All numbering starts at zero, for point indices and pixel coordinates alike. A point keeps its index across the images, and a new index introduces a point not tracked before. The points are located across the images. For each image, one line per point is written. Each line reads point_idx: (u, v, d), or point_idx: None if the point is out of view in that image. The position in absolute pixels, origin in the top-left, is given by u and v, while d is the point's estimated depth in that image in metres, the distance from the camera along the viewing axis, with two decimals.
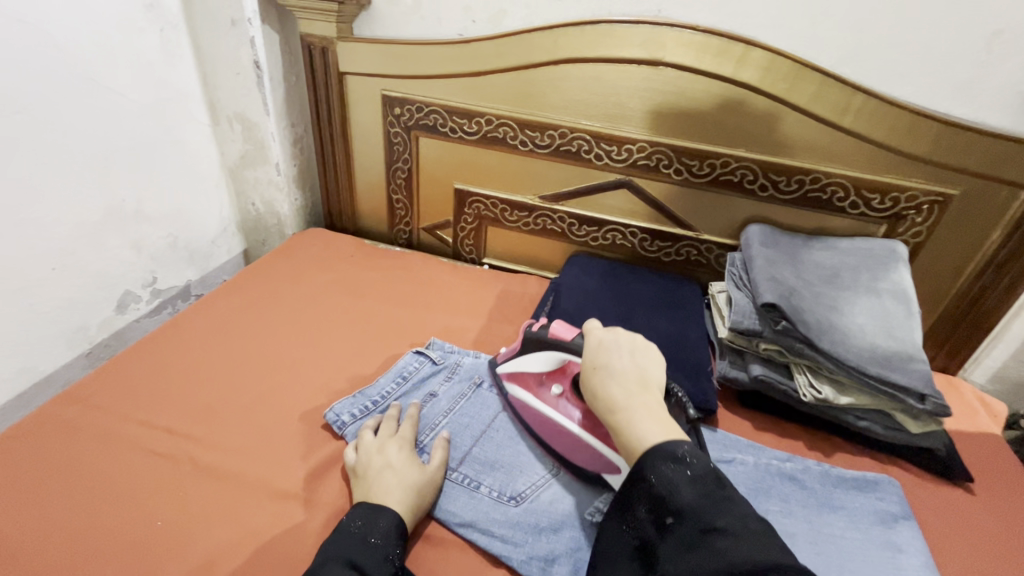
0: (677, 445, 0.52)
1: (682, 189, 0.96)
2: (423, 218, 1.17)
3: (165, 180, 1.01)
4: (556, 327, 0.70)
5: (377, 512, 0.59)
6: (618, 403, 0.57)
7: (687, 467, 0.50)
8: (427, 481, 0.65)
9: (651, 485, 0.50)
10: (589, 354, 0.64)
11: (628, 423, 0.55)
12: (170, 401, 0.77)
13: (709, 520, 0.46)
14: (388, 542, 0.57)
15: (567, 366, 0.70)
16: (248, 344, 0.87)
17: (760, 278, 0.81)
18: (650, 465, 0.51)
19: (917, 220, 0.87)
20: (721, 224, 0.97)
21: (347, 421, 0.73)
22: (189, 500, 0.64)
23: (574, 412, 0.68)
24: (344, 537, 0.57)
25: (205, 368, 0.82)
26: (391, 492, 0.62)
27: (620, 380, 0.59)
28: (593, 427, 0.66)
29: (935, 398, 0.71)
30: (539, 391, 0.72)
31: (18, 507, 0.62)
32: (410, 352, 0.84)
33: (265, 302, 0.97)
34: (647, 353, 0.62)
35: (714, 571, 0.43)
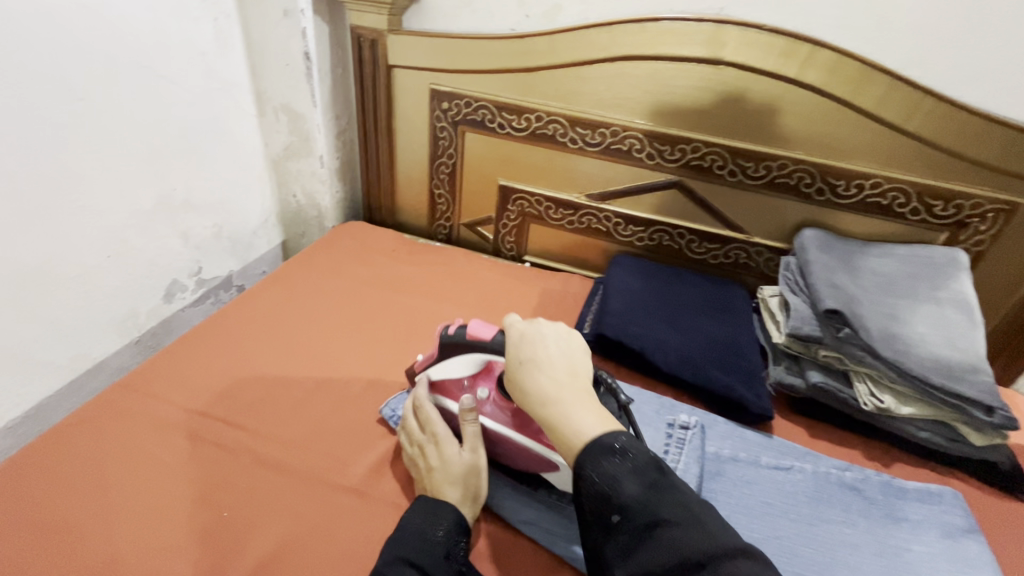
0: (614, 436, 0.50)
1: (734, 191, 0.94)
2: (464, 214, 1.16)
3: (212, 170, 1.01)
4: (474, 327, 0.64)
5: (438, 508, 0.59)
6: (548, 396, 0.53)
7: (631, 460, 0.48)
8: (475, 470, 0.64)
9: (592, 483, 0.48)
10: (513, 348, 0.59)
11: (566, 416, 0.52)
12: (225, 392, 0.77)
13: (657, 513, 0.46)
14: (450, 538, 0.57)
15: (489, 368, 0.66)
16: (297, 337, 0.87)
17: (819, 283, 0.80)
18: (590, 461, 0.48)
19: (981, 228, 0.85)
20: (773, 227, 0.96)
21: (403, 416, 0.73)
22: (249, 491, 0.64)
23: (500, 413, 0.65)
24: (407, 533, 0.57)
25: (257, 359, 0.82)
26: (452, 488, 0.61)
27: (548, 371, 0.55)
28: (523, 428, 0.64)
29: (1003, 411, 0.69)
30: (467, 396, 0.68)
31: (83, 493, 0.63)
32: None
33: (311, 295, 0.97)
34: (574, 341, 0.59)
35: (668, 565, 0.43)
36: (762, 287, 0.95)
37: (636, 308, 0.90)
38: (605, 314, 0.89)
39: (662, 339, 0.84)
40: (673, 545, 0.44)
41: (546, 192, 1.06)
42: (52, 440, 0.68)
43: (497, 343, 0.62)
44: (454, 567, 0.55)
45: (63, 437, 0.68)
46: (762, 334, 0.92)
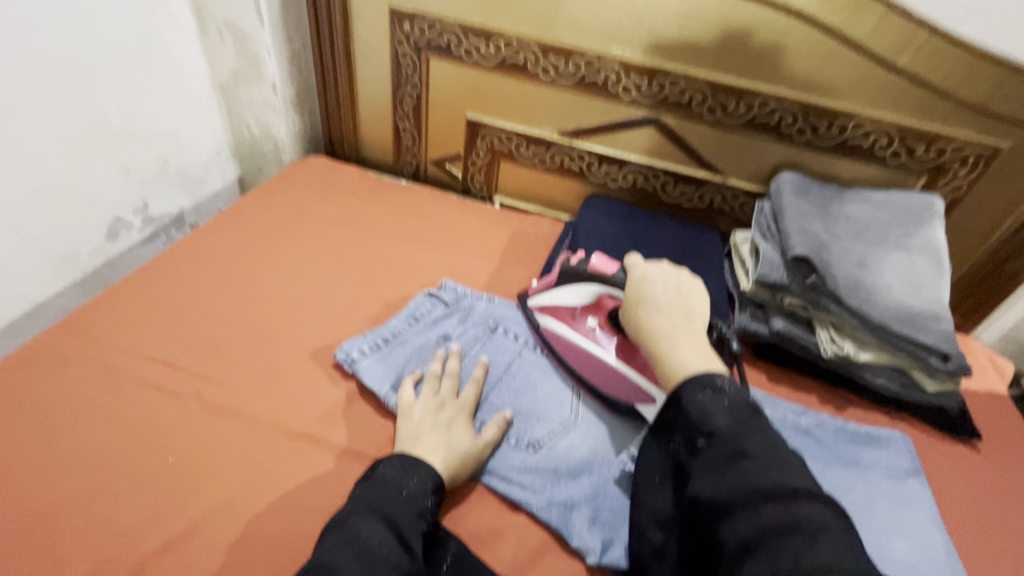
0: (711, 376, 0.51)
1: (713, 130, 0.90)
2: (431, 149, 1.10)
3: (151, 97, 0.92)
4: (592, 261, 0.72)
5: (414, 467, 0.57)
6: (664, 328, 0.58)
7: (725, 395, 0.50)
8: (473, 453, 0.62)
9: (686, 408, 0.50)
10: (633, 286, 0.65)
11: (675, 347, 0.56)
12: (173, 336, 0.74)
13: (740, 445, 0.47)
14: (423, 497, 0.55)
15: (601, 301, 0.71)
16: (249, 279, 0.83)
17: (790, 228, 0.78)
18: (688, 390, 0.51)
19: (959, 173, 0.83)
20: (750, 169, 0.92)
21: (357, 358, 0.70)
22: (198, 438, 0.63)
23: (610, 345, 0.70)
24: (380, 486, 0.55)
25: (206, 302, 0.79)
26: (436, 453, 0.60)
27: (667, 309, 0.60)
28: (630, 359, 0.68)
29: (958, 358, 0.71)
30: (574, 324, 0.72)
31: (21, 439, 0.61)
32: (422, 293, 0.80)
33: (265, 235, 0.92)
34: (695, 294, 0.63)
35: (737, 489, 0.44)
36: (735, 233, 0.92)
37: (607, 255, 0.87)
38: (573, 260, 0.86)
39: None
40: (752, 475, 0.44)
41: (516, 128, 1.00)
42: None
43: (616, 278, 0.68)
44: (422, 525, 0.54)
45: None
46: (731, 277, 0.89)
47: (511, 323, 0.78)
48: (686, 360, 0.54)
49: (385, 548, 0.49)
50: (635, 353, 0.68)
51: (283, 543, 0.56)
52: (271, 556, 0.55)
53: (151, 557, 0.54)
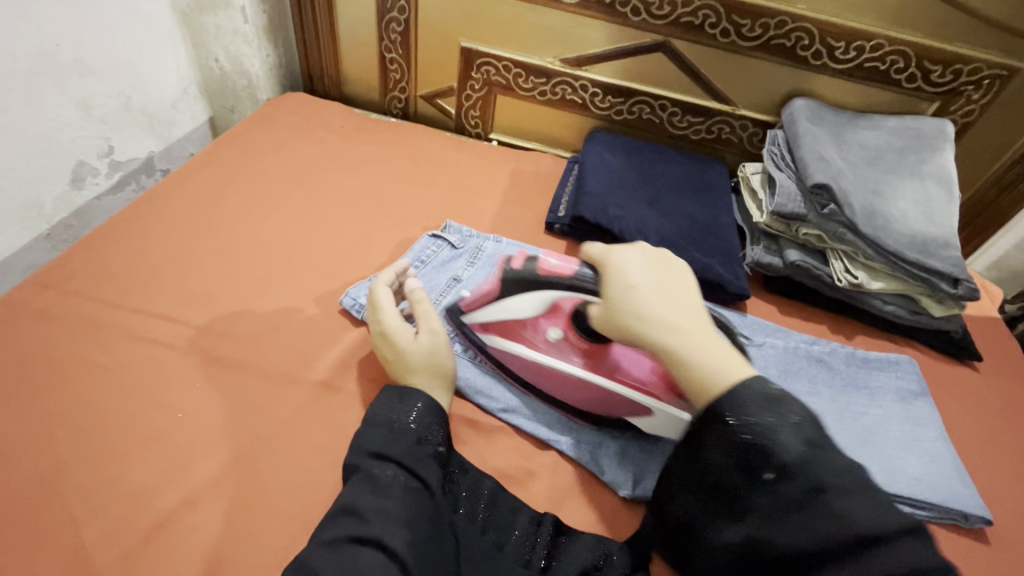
0: (765, 382, 0.45)
1: (725, 54, 0.85)
2: (422, 83, 1.02)
3: (106, 22, 0.82)
4: (545, 261, 0.62)
5: (404, 398, 0.55)
6: (671, 328, 0.50)
7: (791, 414, 0.43)
8: (436, 345, 0.60)
9: (739, 430, 0.44)
10: (614, 276, 0.55)
11: (698, 350, 0.49)
12: (163, 287, 0.68)
13: (820, 478, 0.41)
14: (419, 423, 0.53)
15: (557, 305, 0.61)
16: (238, 225, 0.77)
17: (807, 156, 0.76)
18: (738, 407, 0.45)
19: (973, 97, 0.81)
20: (761, 98, 0.89)
21: (365, 304, 0.67)
22: (205, 392, 0.59)
23: (576, 357, 0.61)
24: (372, 424, 0.53)
25: (194, 250, 0.73)
26: (415, 375, 0.58)
27: (668, 301, 0.52)
28: (600, 368, 0.60)
29: (968, 282, 0.70)
30: (532, 337, 0.62)
31: (11, 401, 0.56)
32: (427, 235, 0.77)
33: (250, 178, 0.85)
34: (680, 272, 0.57)
35: (830, 540, 0.40)
36: (745, 164, 0.90)
37: (615, 187, 0.84)
38: (581, 194, 0.83)
39: (641, 220, 0.80)
40: (842, 515, 0.39)
41: (514, 57, 0.93)
42: None
43: (577, 276, 0.60)
44: (428, 451, 0.52)
45: None
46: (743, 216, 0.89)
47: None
48: (719, 365, 0.48)
49: (393, 482, 0.49)
50: (603, 358, 0.60)
51: (310, 492, 0.54)
52: (297, 506, 0.53)
53: (169, 513, 0.51)
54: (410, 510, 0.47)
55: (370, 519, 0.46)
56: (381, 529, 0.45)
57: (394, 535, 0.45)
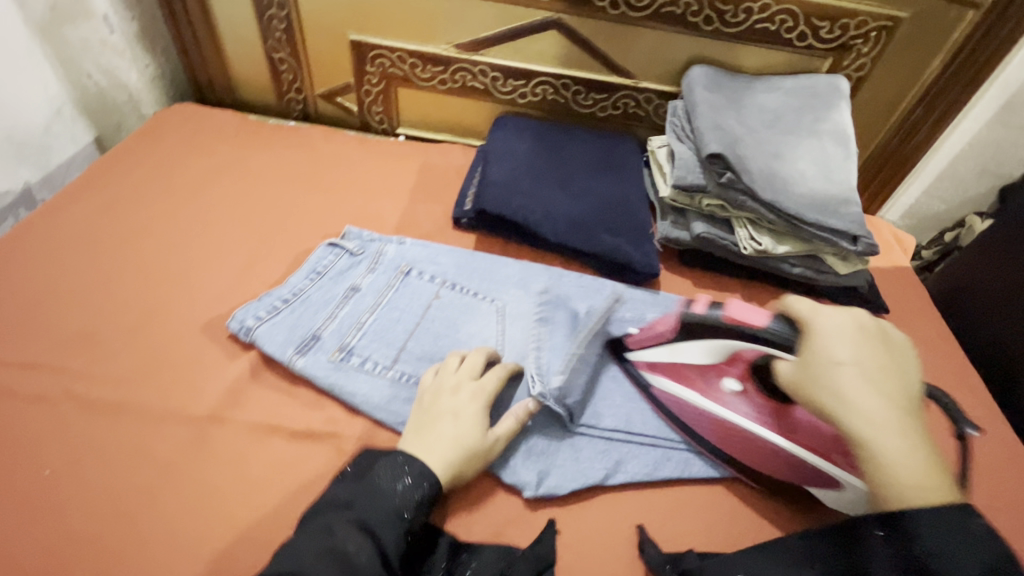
0: (971, 515, 0.40)
1: (619, 27, 0.83)
2: (317, 82, 0.97)
3: None
4: (732, 310, 0.57)
5: (410, 463, 0.51)
6: (902, 425, 0.44)
7: (969, 533, 0.39)
8: (487, 448, 0.55)
9: (921, 551, 0.39)
10: (813, 342, 0.50)
11: (916, 463, 0.43)
12: (30, 333, 0.63)
13: None
14: (417, 505, 0.49)
15: (737, 354, 0.58)
16: (117, 255, 0.72)
17: (703, 126, 0.75)
18: (921, 525, 0.40)
19: (863, 51, 0.81)
20: (661, 69, 0.87)
21: (253, 326, 0.64)
22: (79, 444, 0.56)
23: (752, 409, 0.58)
24: (372, 492, 0.49)
25: (67, 288, 0.68)
26: (441, 444, 0.53)
27: (878, 385, 0.46)
28: (785, 425, 0.57)
29: (866, 240, 0.71)
30: (705, 386, 0.60)
31: None
32: (323, 245, 0.73)
33: (129, 203, 0.79)
34: (899, 348, 0.50)
35: None
36: (652, 138, 0.89)
37: (522, 173, 0.82)
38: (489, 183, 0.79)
39: (547, 206, 0.78)
40: None
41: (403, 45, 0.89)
42: None
43: (767, 330, 0.55)
44: (408, 535, 0.48)
45: None
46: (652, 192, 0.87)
47: (425, 266, 0.74)
48: (930, 487, 0.42)
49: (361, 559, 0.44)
50: (784, 416, 0.57)
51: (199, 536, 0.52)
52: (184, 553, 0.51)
53: None
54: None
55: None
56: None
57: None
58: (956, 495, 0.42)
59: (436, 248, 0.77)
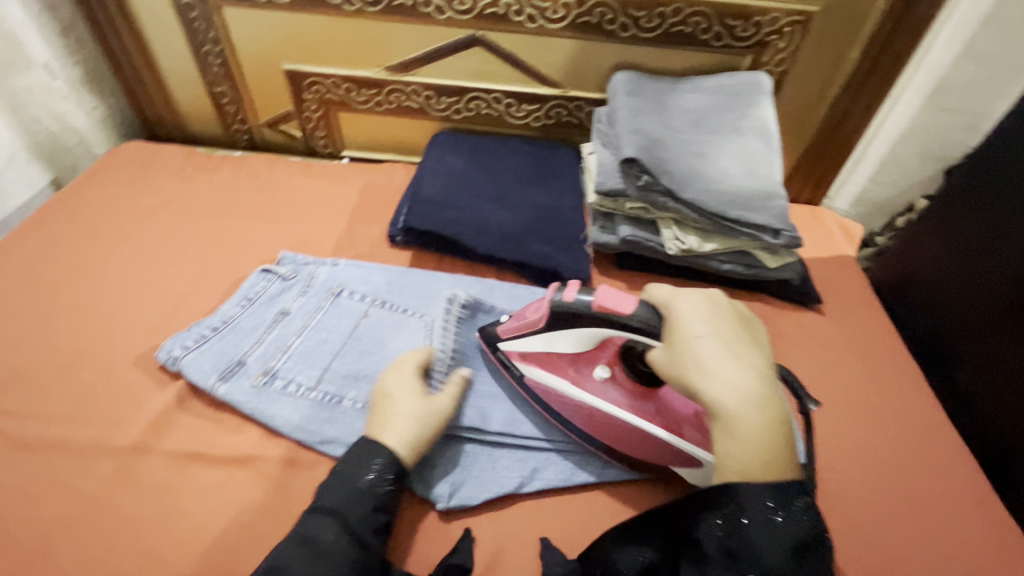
0: (792, 490, 0.56)
1: (534, 37, 1.01)
2: (259, 112, 1.20)
3: None
4: (588, 299, 0.72)
5: (375, 450, 0.68)
6: (759, 403, 0.59)
7: (795, 526, 0.55)
8: (433, 411, 0.73)
9: (743, 521, 0.55)
10: (680, 325, 0.66)
11: (767, 438, 0.58)
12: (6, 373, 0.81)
13: None
14: (383, 484, 0.66)
15: (606, 342, 0.77)
16: (74, 292, 0.91)
17: (624, 132, 0.88)
18: (749, 491, 0.56)
19: (779, 45, 1.02)
20: (594, 76, 1.06)
21: (179, 355, 0.80)
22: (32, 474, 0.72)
23: (618, 396, 0.77)
24: (339, 482, 0.66)
25: (34, 332, 0.86)
26: (393, 424, 0.70)
27: (736, 362, 0.62)
28: (644, 409, 0.75)
29: (787, 234, 0.87)
30: (579, 377, 0.78)
31: None
32: (258, 271, 0.90)
33: (84, 238, 0.99)
34: (734, 318, 0.68)
35: None
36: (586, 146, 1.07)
37: (456, 191, 0.99)
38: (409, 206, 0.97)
39: (481, 216, 0.95)
40: None
41: (342, 70, 1.10)
42: None
43: (618, 315, 0.70)
44: (380, 512, 0.65)
45: None
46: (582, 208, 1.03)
47: (356, 285, 0.91)
48: (772, 458, 0.57)
49: (331, 542, 0.61)
50: (649, 399, 0.76)
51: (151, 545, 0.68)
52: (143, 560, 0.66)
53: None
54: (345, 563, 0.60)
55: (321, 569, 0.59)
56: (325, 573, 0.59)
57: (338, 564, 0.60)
58: (794, 469, 0.58)
59: (368, 268, 0.94)
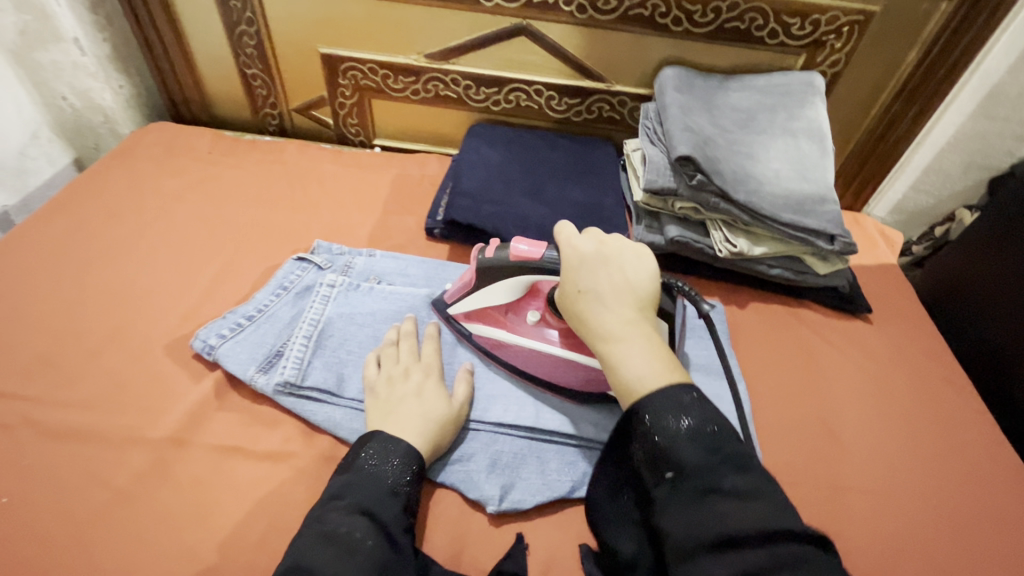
0: (686, 398, 0.43)
1: (845, 96, 0.89)
2: None
3: (218, 48, 0.95)
4: (517, 247, 0.59)
5: (629, 408, 0.45)
6: (607, 338, 0.48)
7: (717, 456, 0.41)
8: (630, 349, 0.47)
9: (661, 448, 0.42)
10: (567, 275, 0.53)
11: (613, 370, 0.47)
12: (214, 297, 0.72)
13: (715, 479, 0.40)
14: (648, 436, 0.43)
15: (536, 287, 0.63)
16: (289, 223, 0.83)
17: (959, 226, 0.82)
18: (645, 414, 0.43)
19: None
20: (882, 152, 0.94)
21: (215, 344, 0.63)
22: (232, 410, 0.61)
23: (555, 336, 0.62)
24: (626, 434, 0.45)
25: (245, 251, 0.79)
26: (604, 323, 0.49)
27: (611, 299, 0.50)
28: (580, 345, 0.61)
29: None
30: (513, 322, 0.64)
31: (82, 418, 0.59)
32: (433, 221, 0.82)
33: (299, 178, 0.91)
34: (637, 259, 0.53)
35: (707, 530, 0.38)
36: (861, 217, 0.98)
37: (530, 175, 0.85)
38: (502, 190, 0.81)
39: (569, 225, 0.79)
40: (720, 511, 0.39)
41: (583, 84, 0.90)
42: (52, 366, 0.63)
43: (548, 259, 0.57)
44: (684, 482, 0.41)
45: (53, 369, 0.63)
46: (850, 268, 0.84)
47: None
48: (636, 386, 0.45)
49: (364, 545, 0.44)
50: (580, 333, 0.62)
51: None
52: None
53: (196, 535, 0.52)
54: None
55: (700, 504, 0.39)
56: (711, 498, 0.39)
57: (704, 483, 0.40)
58: (683, 381, 0.45)
59: (546, 207, 0.80)
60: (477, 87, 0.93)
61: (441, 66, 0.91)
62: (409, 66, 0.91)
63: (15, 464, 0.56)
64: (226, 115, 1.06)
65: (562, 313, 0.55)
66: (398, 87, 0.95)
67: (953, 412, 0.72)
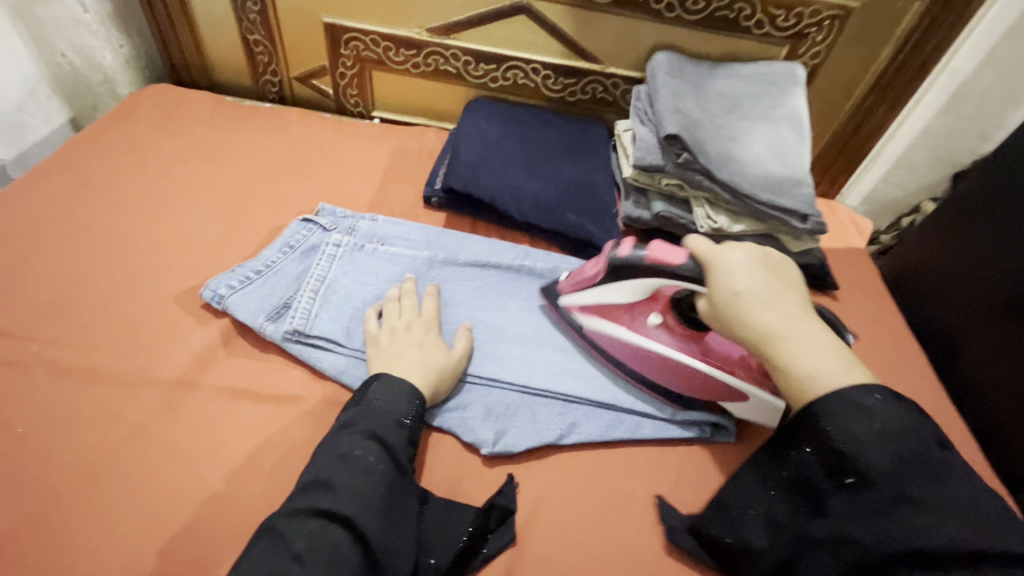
0: (861, 395, 0.47)
1: (824, 88, 0.94)
2: None
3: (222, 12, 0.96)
4: (656, 250, 0.60)
5: (817, 404, 0.48)
6: (775, 337, 0.52)
7: (898, 452, 0.45)
8: (804, 349, 0.51)
9: (838, 444, 0.47)
10: (719, 278, 0.56)
11: (788, 364, 0.51)
12: (219, 252, 0.75)
13: (902, 489, 0.44)
14: (844, 442, 0.46)
15: (659, 292, 0.64)
16: (291, 187, 0.86)
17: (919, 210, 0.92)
18: (827, 412, 0.47)
19: None
20: (856, 144, 1.00)
21: (225, 295, 0.66)
22: (240, 357, 0.64)
23: (671, 340, 0.64)
24: (818, 436, 0.48)
25: (249, 212, 0.81)
26: (773, 326, 0.52)
27: (772, 302, 0.53)
28: (696, 351, 0.63)
29: None
30: (632, 321, 0.66)
31: (95, 359, 0.62)
32: (434, 190, 0.85)
33: (301, 144, 0.93)
34: (782, 264, 0.57)
35: (902, 540, 0.43)
36: (835, 204, 1.04)
37: (528, 150, 0.89)
38: (500, 163, 0.85)
39: (564, 198, 0.83)
40: (916, 525, 0.43)
41: (579, 65, 0.94)
42: (63, 311, 0.66)
43: (683, 267, 0.59)
44: (886, 492, 0.45)
45: (64, 314, 0.65)
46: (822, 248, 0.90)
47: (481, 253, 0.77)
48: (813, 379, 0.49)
49: (374, 465, 0.48)
50: (697, 341, 0.64)
51: None
52: None
53: (208, 466, 0.56)
54: (391, 493, 0.48)
55: (888, 513, 0.44)
56: (903, 507, 0.44)
57: (890, 489, 0.44)
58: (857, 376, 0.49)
59: (543, 181, 0.84)
60: (477, 63, 0.96)
61: (442, 41, 0.94)
62: (410, 39, 0.94)
63: (30, 400, 0.59)
64: (226, 80, 1.07)
65: (706, 314, 0.58)
66: (400, 60, 0.97)
67: (905, 381, 0.79)
